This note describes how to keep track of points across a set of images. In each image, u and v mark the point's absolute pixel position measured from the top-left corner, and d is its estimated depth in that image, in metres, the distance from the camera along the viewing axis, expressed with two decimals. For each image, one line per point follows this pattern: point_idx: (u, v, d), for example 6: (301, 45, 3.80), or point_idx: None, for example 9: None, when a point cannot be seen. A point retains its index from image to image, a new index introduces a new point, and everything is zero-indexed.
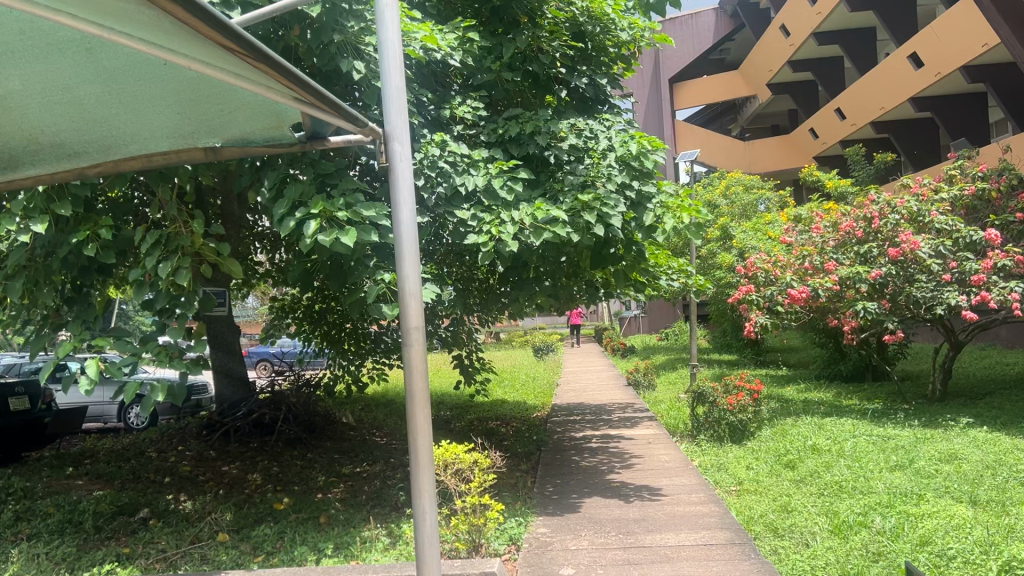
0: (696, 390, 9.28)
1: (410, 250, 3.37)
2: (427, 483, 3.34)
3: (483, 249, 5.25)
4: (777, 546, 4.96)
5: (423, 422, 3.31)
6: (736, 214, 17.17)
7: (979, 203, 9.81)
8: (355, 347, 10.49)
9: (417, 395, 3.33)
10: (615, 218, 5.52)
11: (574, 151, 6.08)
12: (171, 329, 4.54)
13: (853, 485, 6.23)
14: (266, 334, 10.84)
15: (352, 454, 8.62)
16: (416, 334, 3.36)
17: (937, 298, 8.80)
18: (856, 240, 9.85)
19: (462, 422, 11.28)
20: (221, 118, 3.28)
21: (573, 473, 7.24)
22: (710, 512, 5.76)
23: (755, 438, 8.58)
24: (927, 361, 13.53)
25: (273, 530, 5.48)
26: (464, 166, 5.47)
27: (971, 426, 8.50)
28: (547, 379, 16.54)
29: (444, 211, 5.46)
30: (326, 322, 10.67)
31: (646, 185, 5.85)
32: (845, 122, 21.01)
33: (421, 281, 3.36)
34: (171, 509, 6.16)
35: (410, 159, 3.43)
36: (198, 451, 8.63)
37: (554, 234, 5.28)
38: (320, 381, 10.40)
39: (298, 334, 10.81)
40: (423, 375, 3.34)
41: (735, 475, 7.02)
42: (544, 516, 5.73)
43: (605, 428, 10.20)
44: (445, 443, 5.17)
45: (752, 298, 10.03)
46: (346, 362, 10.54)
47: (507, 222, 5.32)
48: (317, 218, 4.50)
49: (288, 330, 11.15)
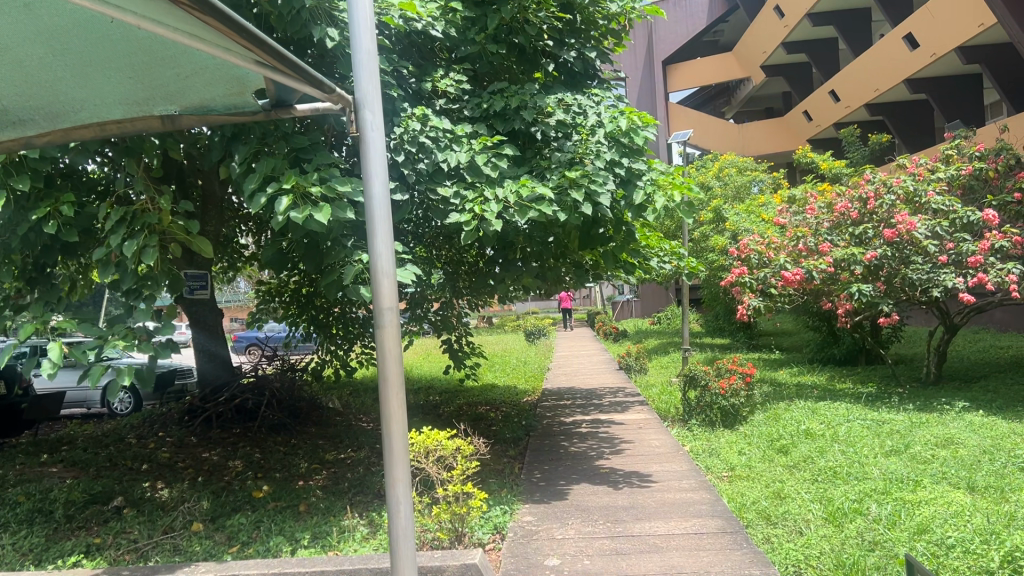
0: (687, 373, 9.12)
1: (383, 225, 3.19)
2: (401, 473, 3.17)
3: (466, 229, 5.05)
4: (769, 534, 4.81)
5: (398, 408, 3.13)
6: (729, 197, 16.98)
7: (977, 183, 9.61)
8: (343, 332, 10.31)
9: (391, 381, 3.17)
10: (603, 196, 5.34)
11: (562, 128, 5.86)
12: (139, 310, 4.35)
13: (848, 471, 6.08)
14: (252, 319, 10.70)
15: (337, 439, 8.44)
16: (390, 314, 3.18)
17: (934, 280, 8.63)
18: (851, 221, 9.67)
19: (451, 408, 11.10)
20: (177, 83, 3.07)
21: (562, 459, 7.08)
22: (702, 499, 5.59)
23: (747, 423, 8.44)
24: (921, 344, 13.41)
25: (249, 520, 5.29)
26: (445, 142, 5.24)
27: (967, 409, 8.37)
28: (538, 363, 16.41)
29: (426, 188, 5.24)
30: (313, 307, 10.42)
31: (636, 162, 5.65)
32: (839, 104, 20.79)
33: (395, 258, 3.18)
34: (147, 497, 5.99)
35: (382, 130, 3.25)
36: (179, 437, 8.46)
37: (540, 213, 5.08)
38: (306, 365, 10.26)
39: (284, 318, 10.61)
40: (397, 357, 3.16)
41: (727, 460, 6.87)
42: (531, 504, 5.57)
43: (595, 412, 10.05)
44: (426, 429, 4.97)
45: (745, 280, 9.88)
46: (335, 347, 10.40)
47: (491, 200, 5.10)
48: (290, 194, 4.29)
49: (275, 314, 10.97)
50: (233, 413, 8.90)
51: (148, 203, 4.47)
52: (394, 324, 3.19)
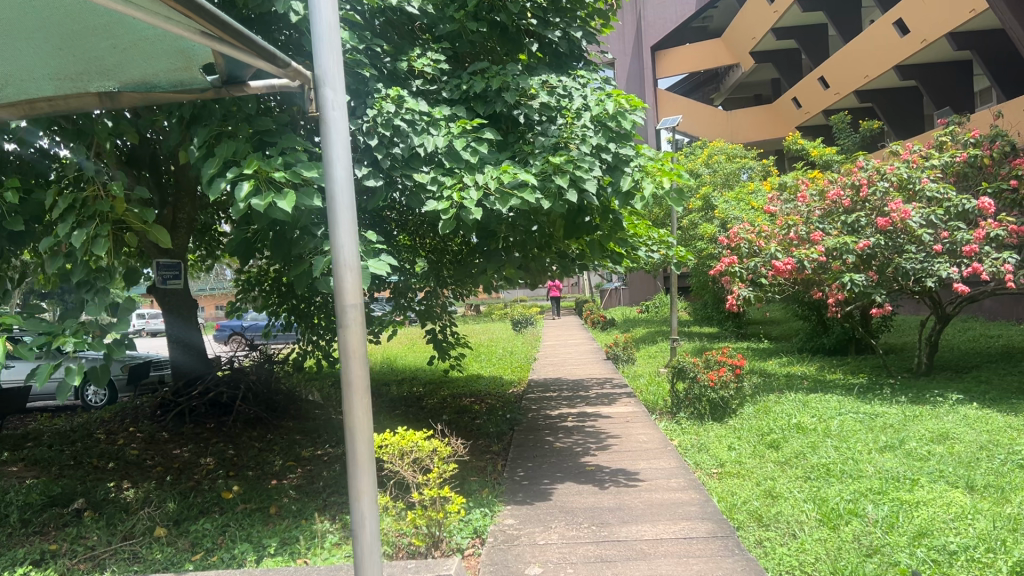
0: (676, 364, 8.89)
1: (347, 213, 2.91)
2: (368, 483, 2.92)
3: (444, 217, 4.77)
4: (762, 537, 4.61)
5: (363, 414, 2.88)
6: (718, 184, 16.73)
7: (971, 170, 9.39)
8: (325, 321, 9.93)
9: (356, 384, 2.91)
10: (589, 182, 5.07)
11: (546, 111, 5.57)
12: (92, 305, 4.11)
13: (841, 468, 5.87)
14: (231, 309, 10.43)
15: (315, 435, 8.17)
16: (355, 311, 2.92)
17: (928, 270, 8.37)
18: (843, 209, 9.44)
19: (435, 400, 10.83)
20: (114, 55, 2.79)
21: (546, 455, 6.83)
22: (691, 500, 5.36)
23: (737, 416, 8.23)
24: (911, 334, 13.26)
25: (214, 526, 5.01)
26: (421, 125, 4.93)
27: (961, 402, 8.18)
28: (524, 353, 16.16)
29: (401, 174, 4.93)
30: (294, 296, 10.06)
31: (624, 148, 5.40)
32: (829, 91, 20.52)
33: (359, 250, 2.91)
34: (110, 499, 5.72)
35: (346, 109, 2.97)
36: (150, 433, 8.18)
37: (522, 201, 4.80)
38: (287, 355, 9.94)
39: (265, 308, 10.29)
40: (363, 358, 2.91)
41: (717, 456, 6.65)
42: (513, 505, 5.32)
43: (581, 405, 9.82)
44: (401, 430, 4.65)
45: (735, 270, 9.64)
46: (317, 337, 10.02)
47: (470, 186, 4.82)
48: (252, 179, 4.02)
49: (255, 303, 10.67)
50: (207, 407, 8.65)
51: (100, 189, 4.19)
52: (360, 322, 2.92)
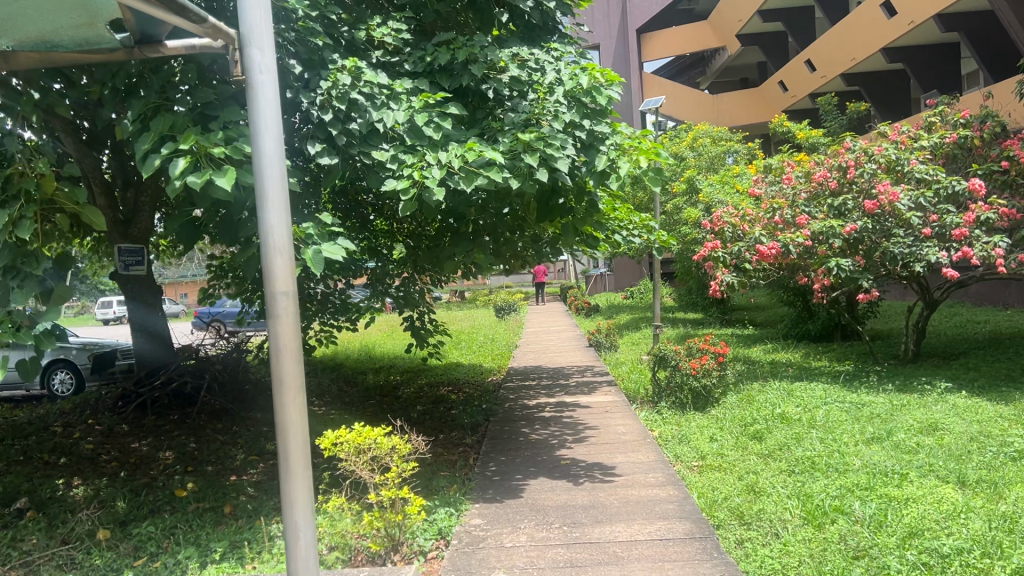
0: (657, 352, 8.61)
1: (277, 190, 2.63)
2: (302, 492, 2.67)
3: (404, 198, 4.45)
4: (743, 537, 4.36)
5: (298, 415, 2.62)
6: (703, 167, 16.43)
7: (961, 151, 9.14)
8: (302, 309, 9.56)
9: (290, 384, 2.65)
10: (561, 160, 4.75)
11: (516, 85, 5.25)
12: (17, 293, 3.76)
13: (827, 461, 5.62)
14: (204, 296, 10.09)
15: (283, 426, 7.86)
16: (286, 299, 2.64)
17: (916, 254, 8.11)
18: (829, 192, 9.16)
19: (411, 389, 10.53)
20: (8, 9, 2.50)
21: (520, 448, 6.54)
22: (669, 497, 5.08)
23: (719, 405, 7.98)
24: (898, 319, 13.07)
25: (160, 528, 4.67)
26: (379, 98, 4.58)
27: (949, 390, 7.97)
28: (505, 340, 15.87)
29: (358, 152, 4.58)
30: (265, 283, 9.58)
31: (599, 125, 5.09)
32: (815, 74, 20.24)
33: (291, 232, 2.63)
34: (56, 499, 5.39)
35: (276, 73, 2.66)
36: (109, 425, 7.83)
37: (489, 180, 4.48)
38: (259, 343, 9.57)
39: (238, 295, 9.90)
40: (296, 352, 2.64)
41: (697, 448, 6.39)
42: (482, 503, 5.03)
43: (560, 394, 9.54)
44: (358, 426, 4.27)
45: (718, 255, 9.34)
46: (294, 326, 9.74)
47: (433, 165, 4.49)
48: (188, 156, 3.68)
49: (227, 290, 10.32)
50: (170, 398, 8.32)
51: (24, 167, 3.84)
52: (292, 312, 2.65)
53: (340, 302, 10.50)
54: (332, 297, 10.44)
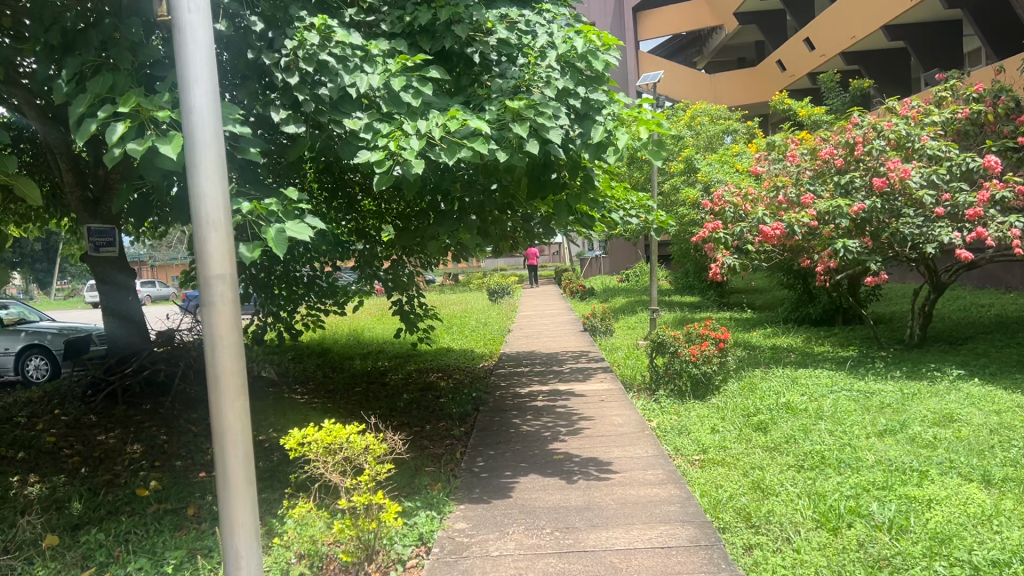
0: (655, 338, 8.20)
1: (212, 160, 2.38)
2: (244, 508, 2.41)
3: (378, 171, 4.00)
4: (751, 543, 3.99)
5: (237, 417, 2.37)
6: (701, 146, 15.96)
7: (973, 128, 8.71)
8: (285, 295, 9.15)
9: (229, 384, 2.39)
10: (553, 131, 4.29)
11: (504, 49, 4.81)
12: None
13: (838, 456, 5.25)
14: (185, 279, 9.66)
15: (262, 417, 7.47)
16: (222, 285, 2.38)
17: (927, 236, 7.74)
18: (836, 170, 8.75)
19: (399, 376, 10.13)
20: None
21: (511, 441, 6.15)
22: (669, 496, 4.69)
23: (720, 394, 7.61)
24: (902, 302, 12.69)
25: (113, 535, 4.28)
26: (353, 60, 4.12)
27: (961, 377, 7.61)
28: (498, 324, 15.49)
29: (328, 119, 4.13)
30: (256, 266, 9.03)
31: (594, 93, 4.67)
32: (813, 53, 19.78)
33: (226, 209, 2.39)
34: (8, 499, 5.00)
35: (209, 30, 2.39)
36: (75, 416, 7.43)
37: (473, 152, 4.04)
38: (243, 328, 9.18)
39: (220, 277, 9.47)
40: (235, 344, 2.38)
41: (698, 441, 6.00)
42: (467, 504, 4.63)
43: (553, 381, 9.15)
44: (327, 423, 3.85)
45: (720, 236, 8.94)
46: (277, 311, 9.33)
47: (411, 134, 4.04)
48: (128, 120, 3.26)
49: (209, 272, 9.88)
50: (143, 386, 7.90)
51: None
52: (229, 297, 2.38)
53: (328, 285, 10.09)
54: (318, 280, 10.01)
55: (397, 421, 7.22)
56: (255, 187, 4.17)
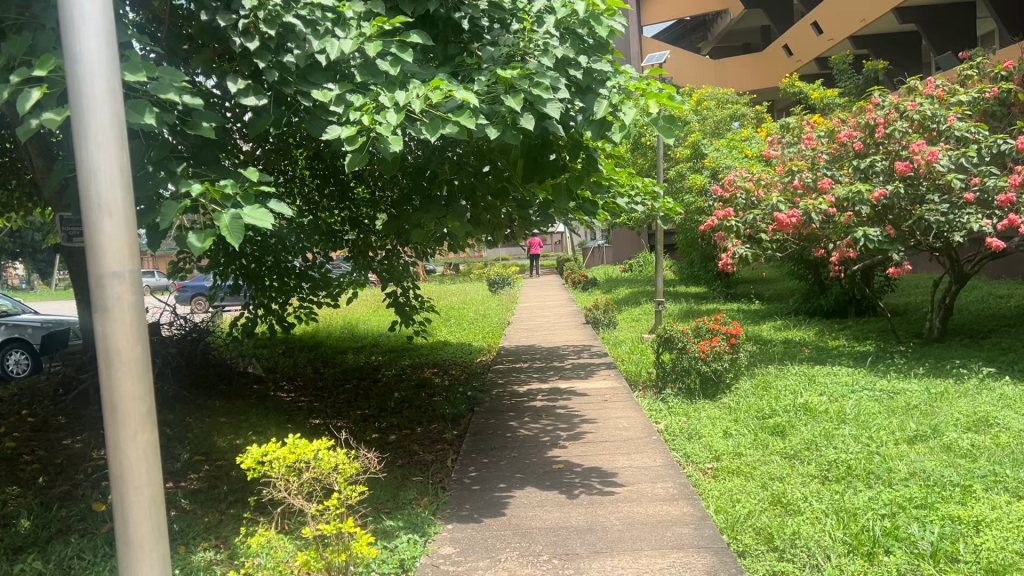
0: (661, 332, 7.70)
1: (111, 154, 2.16)
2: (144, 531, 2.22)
3: (352, 150, 3.50)
4: (776, 572, 3.51)
5: (136, 432, 2.19)
6: (708, 132, 15.41)
7: (1001, 108, 8.15)
8: (275, 288, 8.70)
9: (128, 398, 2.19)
10: (551, 104, 3.79)
11: (496, 13, 4.33)
12: None
13: (866, 467, 4.75)
14: (172, 269, 8.83)
15: (242, 418, 6.98)
16: (121, 285, 2.17)
17: (955, 223, 7.22)
18: (855, 154, 8.24)
19: (391, 371, 9.64)
20: None
21: (506, 447, 5.66)
22: (682, 514, 4.20)
23: (731, 393, 7.12)
24: (918, 293, 12.18)
25: (55, 562, 3.79)
26: (322, 24, 3.59)
27: (990, 375, 7.11)
28: (497, 316, 14.98)
29: (295, 91, 3.64)
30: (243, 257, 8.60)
31: (597, 62, 4.19)
32: (821, 38, 19.14)
33: (128, 204, 2.19)
34: None
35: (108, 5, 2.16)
36: (43, 418, 6.94)
37: (460, 128, 3.54)
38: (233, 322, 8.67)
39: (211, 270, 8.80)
40: (134, 352, 2.19)
41: (710, 447, 5.50)
42: (455, 523, 4.15)
43: (553, 378, 8.66)
44: (291, 439, 3.33)
45: (731, 223, 8.48)
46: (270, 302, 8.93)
47: (389, 106, 3.53)
48: (44, 86, 2.77)
49: (197, 263, 9.07)
50: None
51: None
52: (127, 300, 2.18)
53: (320, 274, 9.51)
54: (310, 270, 9.39)
55: (385, 423, 6.75)
56: (212, 167, 3.67)
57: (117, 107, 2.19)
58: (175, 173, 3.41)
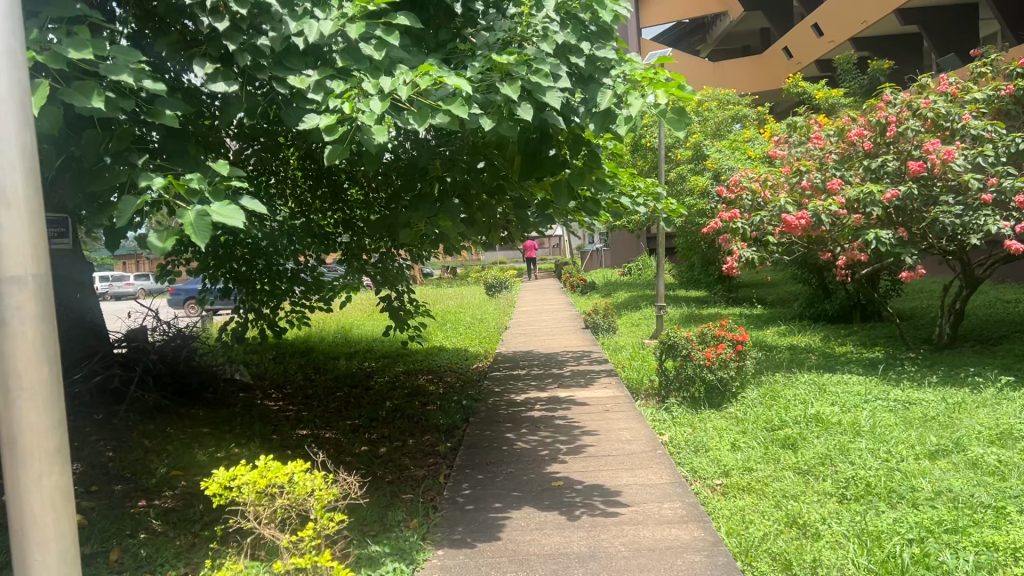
0: (664, 338, 7.37)
1: (10, 158, 2.10)
2: (51, 546, 2.16)
3: (331, 142, 3.19)
4: None
5: (39, 445, 2.12)
6: (709, 134, 15.14)
7: (1017, 107, 7.85)
8: (268, 290, 8.48)
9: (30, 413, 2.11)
10: (551, 93, 3.48)
11: None
12: None
13: (887, 484, 4.44)
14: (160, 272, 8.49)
15: (226, 429, 6.66)
16: (22, 294, 2.10)
17: (971, 226, 6.92)
18: (864, 153, 7.97)
19: (384, 379, 9.31)
20: None
21: (502, 462, 5.33)
22: (692, 539, 3.87)
23: (738, 402, 6.81)
24: (925, 298, 11.86)
25: None
26: (301, 5, 3.30)
27: (1008, 384, 6.79)
28: (494, 321, 14.66)
29: (269, 78, 3.33)
30: (233, 259, 8.31)
31: (600, 49, 3.90)
32: (822, 39, 18.88)
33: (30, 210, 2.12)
34: None
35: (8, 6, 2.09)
36: None
37: (450, 118, 3.23)
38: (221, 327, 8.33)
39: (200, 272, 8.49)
40: (36, 363, 2.12)
41: (718, 461, 5.18)
42: (447, 549, 3.82)
43: (552, 387, 8.33)
44: (262, 462, 3.02)
45: (737, 225, 8.16)
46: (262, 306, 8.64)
47: (372, 93, 3.21)
48: None
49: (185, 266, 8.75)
50: (96, 395, 6.66)
51: None
52: (28, 310, 2.11)
53: (312, 278, 9.18)
54: (303, 274, 9.03)
55: (376, 434, 6.43)
56: (179, 161, 3.35)
57: (18, 110, 2.12)
58: (133, 166, 3.08)
